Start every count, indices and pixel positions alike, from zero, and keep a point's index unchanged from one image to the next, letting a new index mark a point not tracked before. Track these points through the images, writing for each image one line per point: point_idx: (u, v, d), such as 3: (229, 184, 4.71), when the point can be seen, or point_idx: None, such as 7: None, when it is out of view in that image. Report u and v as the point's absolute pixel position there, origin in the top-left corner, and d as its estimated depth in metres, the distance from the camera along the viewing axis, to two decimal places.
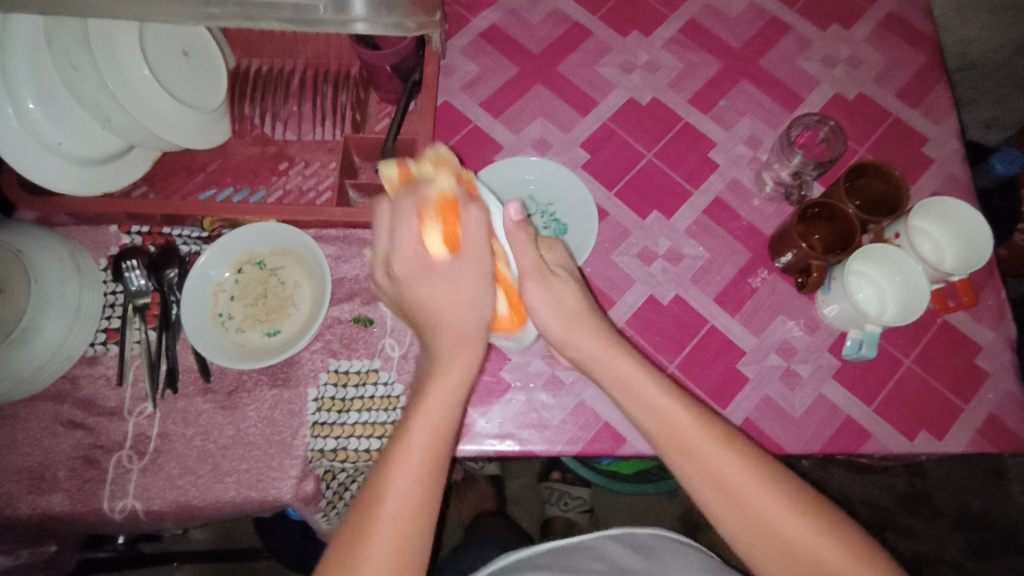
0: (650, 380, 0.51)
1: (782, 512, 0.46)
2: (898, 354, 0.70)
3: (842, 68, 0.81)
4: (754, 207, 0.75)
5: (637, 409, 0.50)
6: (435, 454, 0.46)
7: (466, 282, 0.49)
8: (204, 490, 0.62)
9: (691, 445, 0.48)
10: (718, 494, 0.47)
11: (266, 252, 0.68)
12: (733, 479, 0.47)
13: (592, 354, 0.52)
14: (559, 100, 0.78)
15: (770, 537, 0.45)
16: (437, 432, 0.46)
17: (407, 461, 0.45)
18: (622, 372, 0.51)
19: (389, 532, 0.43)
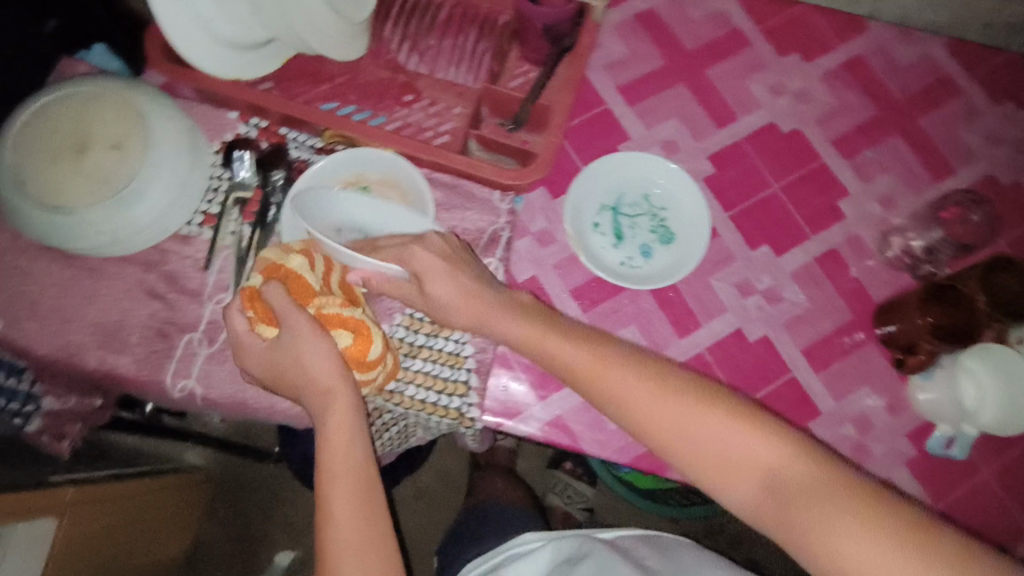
0: (643, 384, 0.53)
1: (767, 450, 0.49)
2: (979, 461, 0.66)
3: (1004, 149, 0.76)
4: (870, 270, 0.71)
5: (645, 420, 0.53)
6: (363, 479, 0.54)
7: (305, 342, 0.54)
8: (261, 393, 0.62)
9: (704, 441, 0.50)
10: (733, 475, 0.50)
11: (373, 179, 0.67)
12: (750, 449, 0.49)
13: (551, 343, 0.57)
14: (699, 105, 0.75)
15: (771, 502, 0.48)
16: (351, 457, 0.54)
17: (339, 493, 0.53)
18: (625, 391, 0.53)
19: (346, 544, 0.52)
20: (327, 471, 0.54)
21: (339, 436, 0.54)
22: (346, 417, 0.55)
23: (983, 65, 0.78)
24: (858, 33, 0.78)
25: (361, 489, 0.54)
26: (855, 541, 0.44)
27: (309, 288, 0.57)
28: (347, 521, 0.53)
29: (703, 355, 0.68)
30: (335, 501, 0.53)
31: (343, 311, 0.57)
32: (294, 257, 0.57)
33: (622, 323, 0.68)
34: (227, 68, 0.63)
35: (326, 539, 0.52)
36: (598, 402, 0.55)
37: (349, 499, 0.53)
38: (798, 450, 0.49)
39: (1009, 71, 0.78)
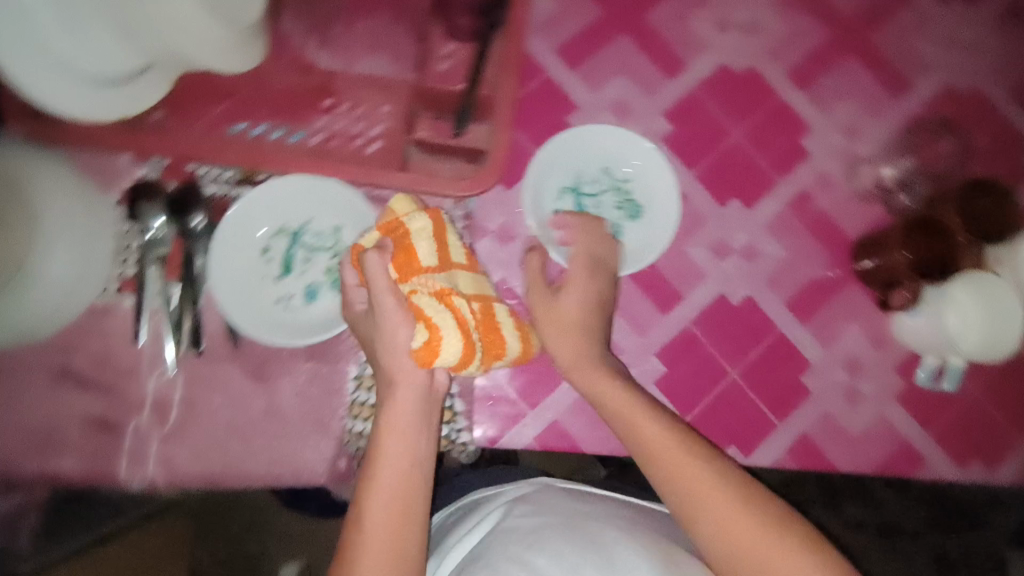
0: (639, 397, 0.50)
1: (750, 531, 0.42)
2: (966, 380, 0.67)
3: (960, 52, 0.72)
4: (842, 207, 0.69)
5: (635, 430, 0.48)
6: (408, 492, 0.45)
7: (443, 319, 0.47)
8: (232, 465, 0.57)
9: (658, 445, 0.47)
10: (723, 517, 0.43)
11: (310, 209, 0.58)
12: (680, 457, 0.46)
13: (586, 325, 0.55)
14: (644, 56, 0.68)
15: (744, 555, 0.42)
16: (402, 466, 0.46)
17: (382, 496, 0.44)
18: (619, 400, 0.50)
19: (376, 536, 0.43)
20: (369, 471, 0.46)
21: (392, 441, 0.46)
22: (405, 413, 0.48)
23: None
24: None
25: (404, 501, 0.45)
26: (778, 554, 0.41)
27: (415, 265, 0.49)
28: (378, 511, 0.44)
29: (688, 328, 0.65)
30: (373, 504, 0.44)
31: (436, 306, 0.48)
32: (421, 243, 0.49)
33: None
34: None
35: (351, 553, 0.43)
36: (602, 402, 0.52)
37: (386, 509, 0.44)
38: (775, 519, 0.43)
39: None
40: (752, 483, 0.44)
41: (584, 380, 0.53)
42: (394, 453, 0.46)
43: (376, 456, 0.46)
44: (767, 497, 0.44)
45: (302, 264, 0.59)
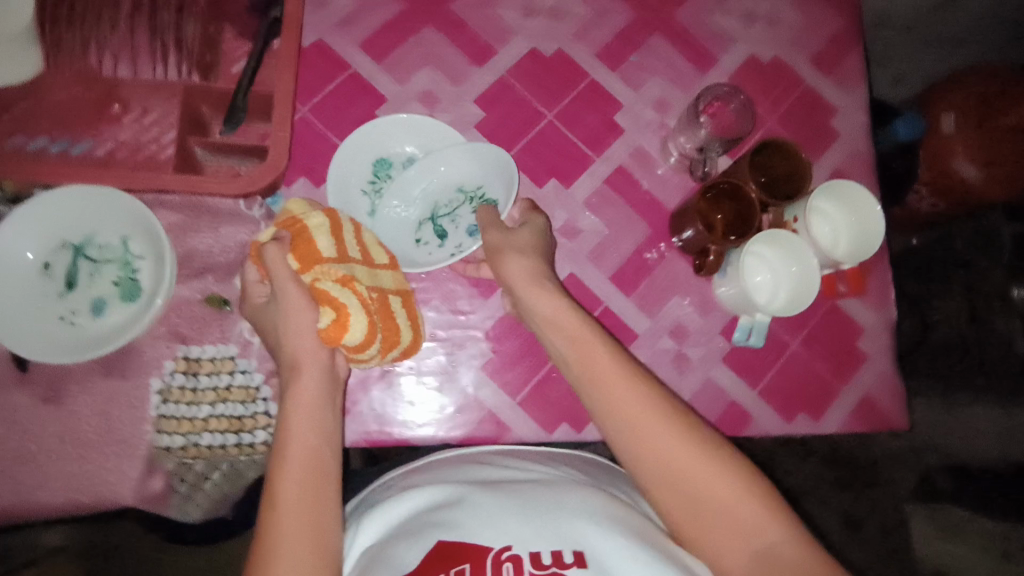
0: (574, 319, 0.53)
1: (671, 444, 0.45)
2: (786, 336, 0.70)
3: (759, 25, 0.76)
4: (659, 179, 0.70)
5: (578, 359, 0.51)
6: (320, 469, 0.45)
7: (296, 304, 0.51)
8: (24, 497, 0.54)
9: (614, 395, 0.48)
10: (644, 426, 0.46)
11: (87, 222, 0.56)
12: (630, 394, 0.47)
13: (526, 272, 0.56)
14: (451, 45, 0.69)
15: (673, 473, 0.44)
16: (313, 444, 0.46)
17: (291, 479, 0.44)
18: (560, 337, 0.53)
19: (290, 514, 0.42)
20: (279, 455, 0.45)
21: (300, 422, 0.47)
22: (312, 395, 0.49)
23: None
24: None
25: (318, 477, 0.45)
26: (723, 486, 0.43)
27: (316, 255, 0.53)
28: (292, 493, 0.43)
29: None
30: (283, 490, 0.43)
31: (341, 290, 0.52)
32: (320, 237, 0.53)
33: (421, 302, 0.64)
34: None
35: (271, 530, 0.42)
36: (548, 332, 0.54)
37: (300, 475, 0.44)
38: (689, 434, 0.45)
39: None
40: (676, 404, 0.47)
41: (527, 301, 0.55)
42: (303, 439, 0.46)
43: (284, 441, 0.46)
44: (694, 420, 0.47)
45: (87, 279, 0.57)
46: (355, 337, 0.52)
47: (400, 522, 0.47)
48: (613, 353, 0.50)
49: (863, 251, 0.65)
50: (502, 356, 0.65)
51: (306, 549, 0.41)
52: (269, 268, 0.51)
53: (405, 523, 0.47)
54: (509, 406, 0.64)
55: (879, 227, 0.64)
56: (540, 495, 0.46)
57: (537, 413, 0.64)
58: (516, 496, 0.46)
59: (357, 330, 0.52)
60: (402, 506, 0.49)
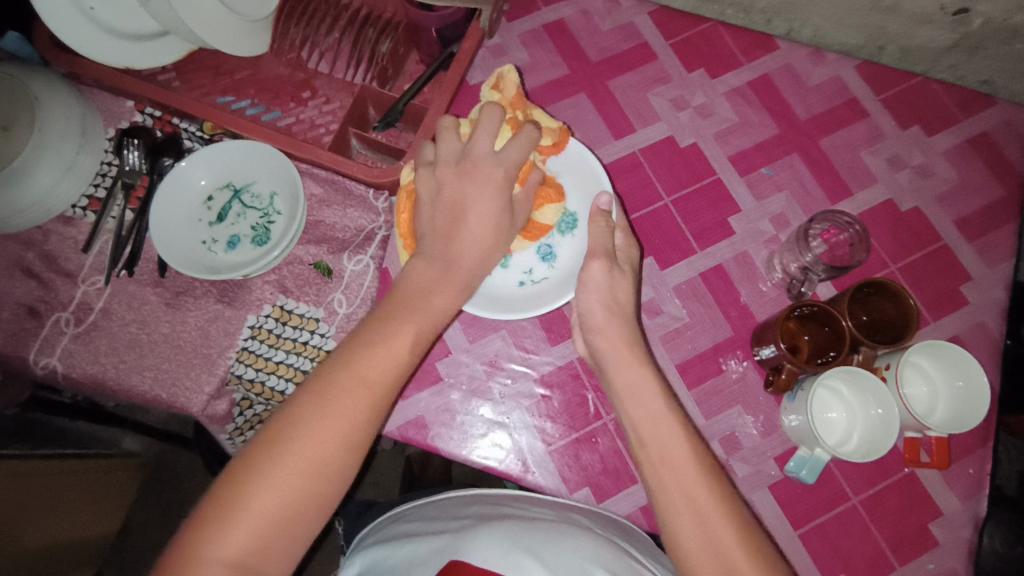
0: (660, 404, 0.50)
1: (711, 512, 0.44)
2: (848, 489, 0.64)
3: (906, 174, 0.75)
4: (757, 288, 0.70)
5: (661, 450, 0.48)
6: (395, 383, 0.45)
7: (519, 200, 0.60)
8: (121, 374, 0.64)
9: (670, 449, 0.47)
10: (689, 524, 0.44)
11: (251, 173, 0.68)
12: (681, 460, 0.46)
13: (613, 360, 0.55)
14: (597, 115, 0.75)
15: (710, 544, 0.43)
16: (409, 348, 0.47)
17: (333, 412, 0.42)
18: (649, 412, 0.50)
19: (313, 446, 0.41)
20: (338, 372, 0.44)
21: (409, 323, 0.48)
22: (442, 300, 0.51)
23: (891, 90, 0.78)
24: (766, 53, 0.78)
25: (388, 385, 0.45)
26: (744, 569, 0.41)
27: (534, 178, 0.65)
28: (325, 428, 0.42)
29: (573, 364, 0.67)
30: (322, 417, 0.42)
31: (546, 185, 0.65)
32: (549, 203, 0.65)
33: (492, 328, 0.69)
34: (115, 57, 0.65)
35: (330, 392, 0.43)
36: (629, 404, 0.51)
37: (340, 418, 0.42)
38: (727, 505, 0.44)
39: (918, 97, 0.78)
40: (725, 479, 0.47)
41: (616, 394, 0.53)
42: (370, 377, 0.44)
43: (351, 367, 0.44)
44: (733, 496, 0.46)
45: (233, 217, 0.68)
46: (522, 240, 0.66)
47: (407, 555, 0.51)
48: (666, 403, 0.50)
49: (967, 424, 0.59)
50: (548, 404, 0.66)
51: (298, 490, 0.41)
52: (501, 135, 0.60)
53: (416, 550, 0.51)
54: (539, 451, 0.65)
55: (989, 394, 0.58)
56: (539, 538, 0.49)
57: (562, 469, 0.64)
58: (510, 524, 0.50)
59: (553, 209, 0.65)
60: (410, 543, 0.52)
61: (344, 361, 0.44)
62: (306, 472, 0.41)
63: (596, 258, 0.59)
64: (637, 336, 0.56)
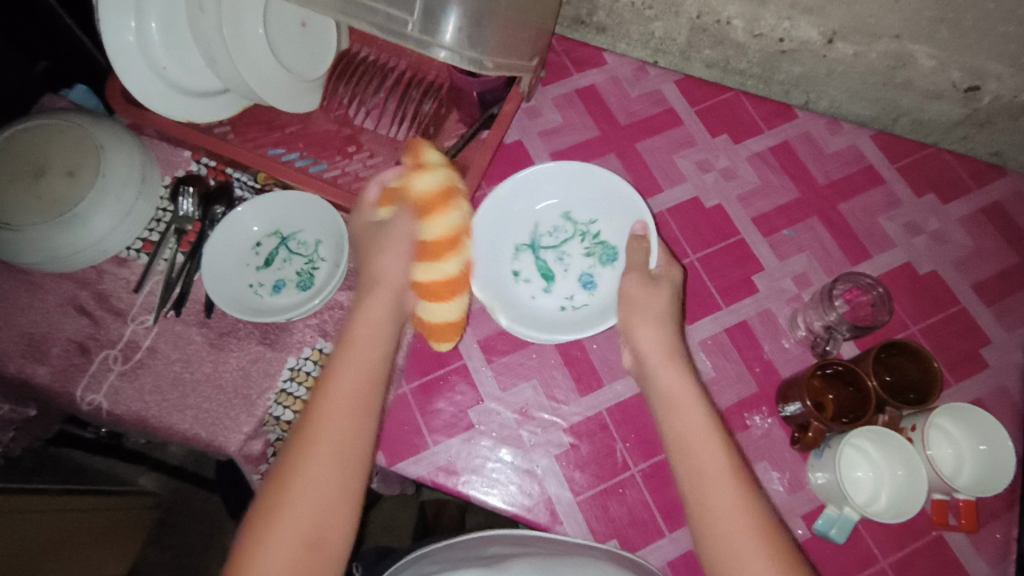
0: (704, 427, 0.51)
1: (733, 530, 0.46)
2: (875, 550, 0.65)
3: (923, 239, 0.78)
4: (780, 345, 0.72)
5: (697, 464, 0.49)
6: (357, 414, 0.49)
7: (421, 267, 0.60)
8: (164, 412, 0.66)
9: (704, 470, 0.49)
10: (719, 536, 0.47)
11: (297, 222, 0.72)
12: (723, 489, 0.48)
13: (661, 375, 0.56)
14: (626, 175, 0.79)
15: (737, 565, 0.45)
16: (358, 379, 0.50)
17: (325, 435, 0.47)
18: (692, 429, 0.51)
19: (312, 467, 0.46)
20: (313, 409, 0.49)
21: (346, 372, 0.50)
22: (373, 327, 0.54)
23: (906, 159, 0.81)
24: (785, 120, 0.83)
25: (350, 426, 0.48)
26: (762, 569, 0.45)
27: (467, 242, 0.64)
28: (319, 450, 0.46)
29: (602, 415, 0.69)
30: (314, 446, 0.46)
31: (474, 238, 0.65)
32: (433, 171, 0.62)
33: (523, 376, 0.71)
34: (181, 112, 0.69)
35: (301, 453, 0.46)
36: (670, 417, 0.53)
37: (333, 436, 0.47)
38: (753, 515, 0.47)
39: (932, 166, 0.81)
40: (756, 489, 0.49)
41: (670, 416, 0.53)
42: (347, 394, 0.49)
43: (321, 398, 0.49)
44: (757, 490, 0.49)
45: (280, 262, 0.71)
46: (450, 261, 0.61)
47: None
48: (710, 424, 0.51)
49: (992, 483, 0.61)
50: (577, 453, 0.67)
51: (312, 513, 0.44)
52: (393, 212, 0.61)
53: None
54: (567, 501, 0.66)
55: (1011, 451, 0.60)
56: None
57: (590, 520, 0.65)
58: (537, 560, 0.54)
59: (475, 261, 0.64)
60: None
61: (303, 430, 0.48)
62: (310, 518, 0.44)
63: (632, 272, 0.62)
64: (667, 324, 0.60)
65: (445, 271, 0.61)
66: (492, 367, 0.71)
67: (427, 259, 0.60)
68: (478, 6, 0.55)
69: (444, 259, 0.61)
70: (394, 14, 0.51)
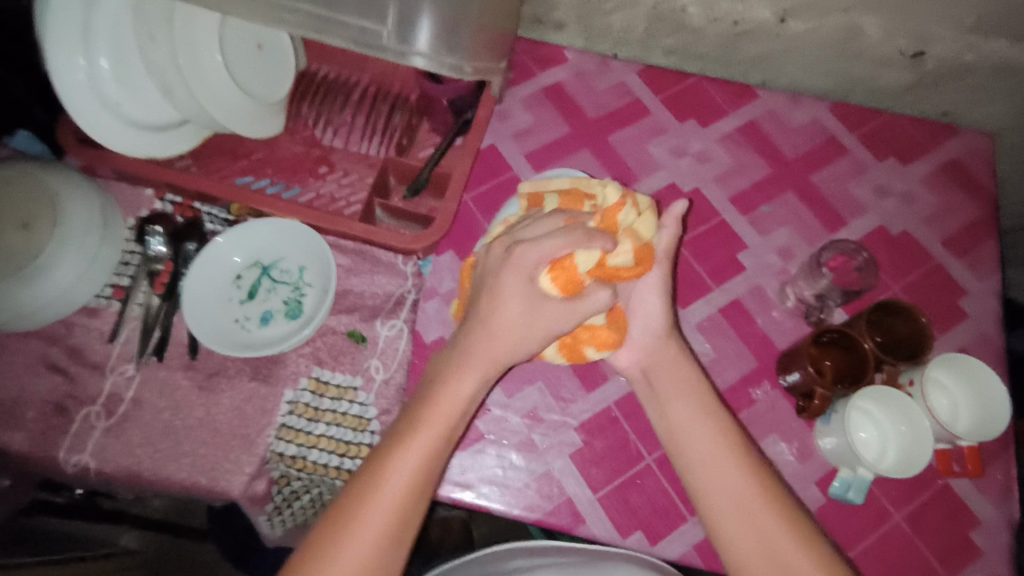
0: (708, 433, 0.54)
1: (780, 541, 0.48)
2: (889, 505, 0.66)
3: (892, 201, 0.81)
4: (773, 318, 0.73)
5: (724, 491, 0.51)
6: (428, 470, 0.48)
7: (537, 305, 0.50)
8: (157, 464, 0.62)
9: (735, 496, 0.51)
10: (735, 521, 0.50)
11: (276, 249, 0.69)
12: (758, 518, 0.49)
13: (666, 368, 0.58)
14: (603, 168, 0.79)
15: (765, 552, 0.48)
16: (444, 421, 0.49)
17: (413, 449, 0.48)
18: (705, 449, 0.53)
19: (396, 485, 0.46)
20: (409, 420, 0.49)
21: (447, 394, 0.50)
22: (469, 371, 0.51)
23: (866, 126, 0.84)
24: (749, 100, 0.84)
25: (438, 448, 0.48)
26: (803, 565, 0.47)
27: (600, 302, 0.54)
28: (407, 462, 0.47)
29: (611, 409, 0.69)
30: (403, 457, 0.47)
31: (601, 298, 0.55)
32: (622, 242, 0.48)
33: (528, 380, 0.70)
34: (139, 149, 0.66)
35: (374, 482, 0.46)
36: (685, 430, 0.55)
37: (419, 451, 0.48)
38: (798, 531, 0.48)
39: (891, 130, 0.84)
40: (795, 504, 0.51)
41: (671, 412, 0.56)
42: (443, 412, 0.49)
43: (418, 414, 0.49)
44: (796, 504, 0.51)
45: (265, 293, 0.68)
46: (606, 352, 0.57)
47: None
48: (738, 458, 0.52)
49: (991, 428, 0.63)
50: (591, 450, 0.67)
51: (388, 525, 0.45)
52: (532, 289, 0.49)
53: None
54: (588, 499, 0.65)
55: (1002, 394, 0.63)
56: None
57: (613, 515, 0.65)
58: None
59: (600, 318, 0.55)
60: None
61: (393, 442, 0.48)
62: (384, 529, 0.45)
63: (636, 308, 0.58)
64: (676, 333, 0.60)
65: (591, 331, 0.57)
66: (496, 374, 0.69)
67: (578, 327, 0.55)
68: (452, 12, 0.54)
69: (602, 325, 0.56)
70: (367, 26, 0.51)
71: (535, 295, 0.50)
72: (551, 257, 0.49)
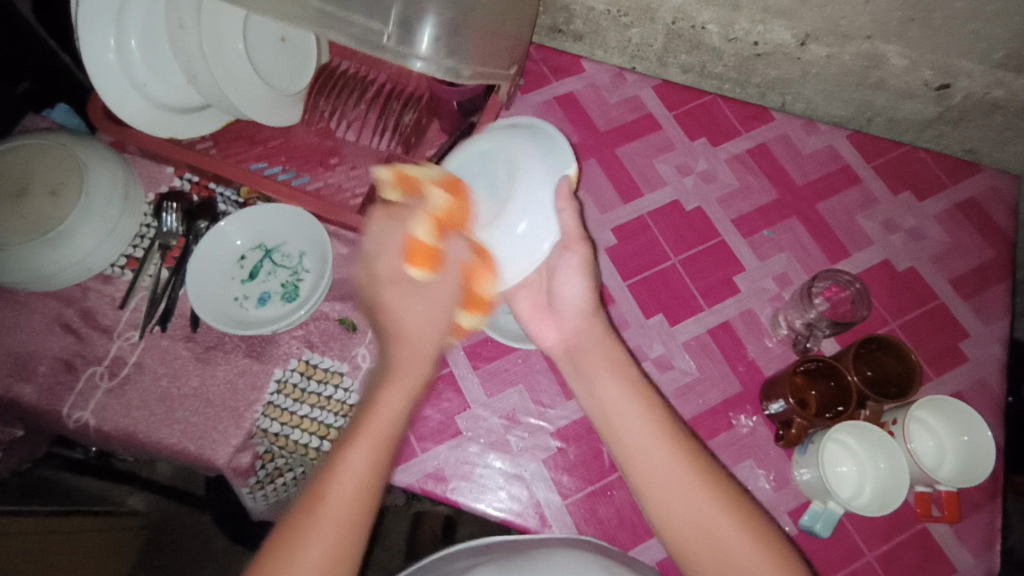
0: (632, 401, 0.51)
1: (731, 535, 0.45)
2: (861, 544, 0.65)
3: (901, 236, 0.79)
4: (763, 344, 0.73)
5: (647, 462, 0.49)
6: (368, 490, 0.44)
7: (435, 297, 0.53)
8: (151, 427, 0.66)
9: (655, 464, 0.49)
10: (673, 498, 0.47)
11: (279, 235, 0.73)
12: (685, 489, 0.47)
13: (587, 345, 0.57)
14: (607, 180, 0.80)
15: (700, 524, 0.46)
16: (377, 451, 0.45)
17: (345, 482, 0.44)
18: (625, 413, 0.51)
19: (333, 516, 0.42)
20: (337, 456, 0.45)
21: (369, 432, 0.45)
22: (394, 402, 0.47)
23: (881, 158, 0.83)
24: (763, 123, 0.84)
25: (373, 472, 0.45)
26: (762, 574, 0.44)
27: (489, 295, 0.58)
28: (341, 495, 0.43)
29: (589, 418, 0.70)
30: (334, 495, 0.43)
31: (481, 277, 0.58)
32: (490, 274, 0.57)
33: (509, 382, 0.71)
34: (162, 128, 0.70)
35: (300, 531, 0.42)
36: (614, 401, 0.52)
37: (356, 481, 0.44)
38: (740, 518, 0.46)
39: (907, 164, 0.83)
40: (731, 486, 0.48)
41: (592, 383, 0.55)
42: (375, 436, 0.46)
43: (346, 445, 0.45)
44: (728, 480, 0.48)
45: (265, 275, 0.71)
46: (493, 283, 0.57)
47: None
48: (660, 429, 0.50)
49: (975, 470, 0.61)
50: (564, 457, 0.68)
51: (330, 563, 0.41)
52: (386, 282, 0.53)
53: None
54: (556, 505, 0.66)
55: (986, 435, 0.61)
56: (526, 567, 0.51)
57: (579, 522, 0.65)
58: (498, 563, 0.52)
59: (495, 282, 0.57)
60: None
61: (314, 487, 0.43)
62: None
63: (577, 248, 0.56)
64: (602, 307, 0.59)
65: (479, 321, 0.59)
66: (478, 373, 0.71)
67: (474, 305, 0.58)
68: (455, 15, 0.56)
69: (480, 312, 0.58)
70: (371, 26, 0.53)
71: (404, 286, 0.52)
72: (399, 250, 0.53)
